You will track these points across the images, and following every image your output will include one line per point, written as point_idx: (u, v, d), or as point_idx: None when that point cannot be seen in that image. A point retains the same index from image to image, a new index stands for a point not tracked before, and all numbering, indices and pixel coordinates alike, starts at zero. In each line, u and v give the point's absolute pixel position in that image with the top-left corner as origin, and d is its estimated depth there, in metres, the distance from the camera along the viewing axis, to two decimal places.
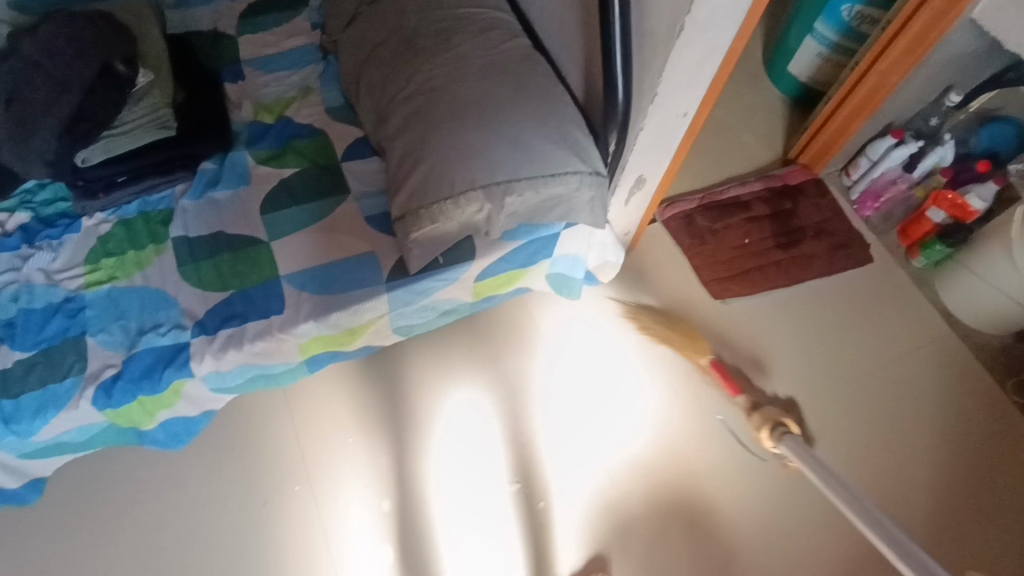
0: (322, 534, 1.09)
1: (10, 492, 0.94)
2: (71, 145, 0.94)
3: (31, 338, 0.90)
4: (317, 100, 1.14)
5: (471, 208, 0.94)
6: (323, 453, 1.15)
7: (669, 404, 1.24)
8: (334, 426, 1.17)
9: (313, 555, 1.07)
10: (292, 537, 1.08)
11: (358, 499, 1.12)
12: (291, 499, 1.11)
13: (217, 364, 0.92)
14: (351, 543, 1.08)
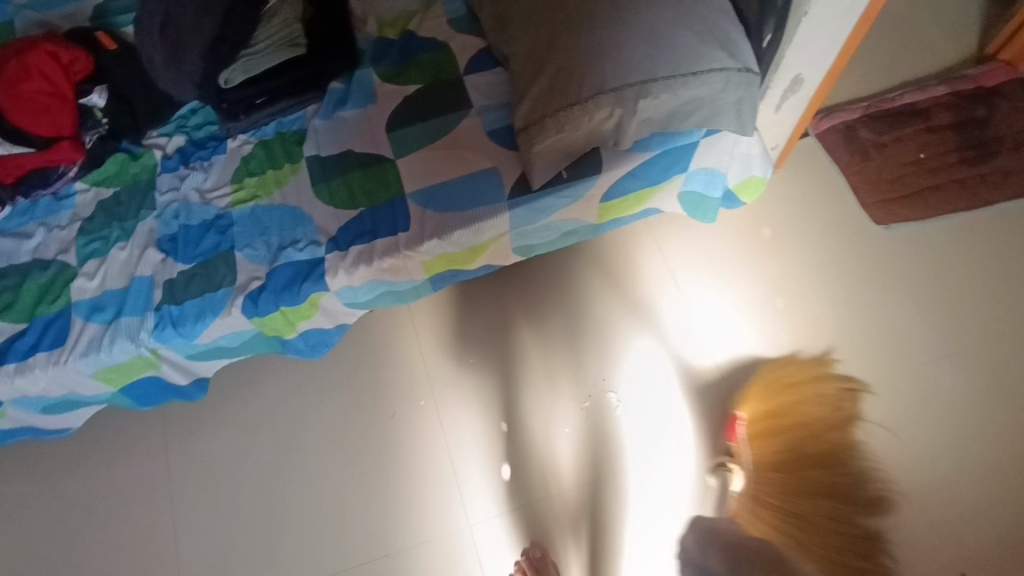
0: (444, 448, 1.12)
1: (182, 388, 1.05)
2: (216, 65, 0.99)
3: (191, 252, 0.98)
4: (439, 11, 1.10)
5: (601, 114, 0.86)
6: (445, 375, 1.17)
7: (811, 340, 1.12)
8: (455, 350, 1.19)
9: (436, 466, 1.11)
10: (417, 448, 1.12)
11: (477, 421, 1.13)
12: (415, 416, 1.15)
13: (349, 279, 0.94)
14: (471, 458, 1.10)
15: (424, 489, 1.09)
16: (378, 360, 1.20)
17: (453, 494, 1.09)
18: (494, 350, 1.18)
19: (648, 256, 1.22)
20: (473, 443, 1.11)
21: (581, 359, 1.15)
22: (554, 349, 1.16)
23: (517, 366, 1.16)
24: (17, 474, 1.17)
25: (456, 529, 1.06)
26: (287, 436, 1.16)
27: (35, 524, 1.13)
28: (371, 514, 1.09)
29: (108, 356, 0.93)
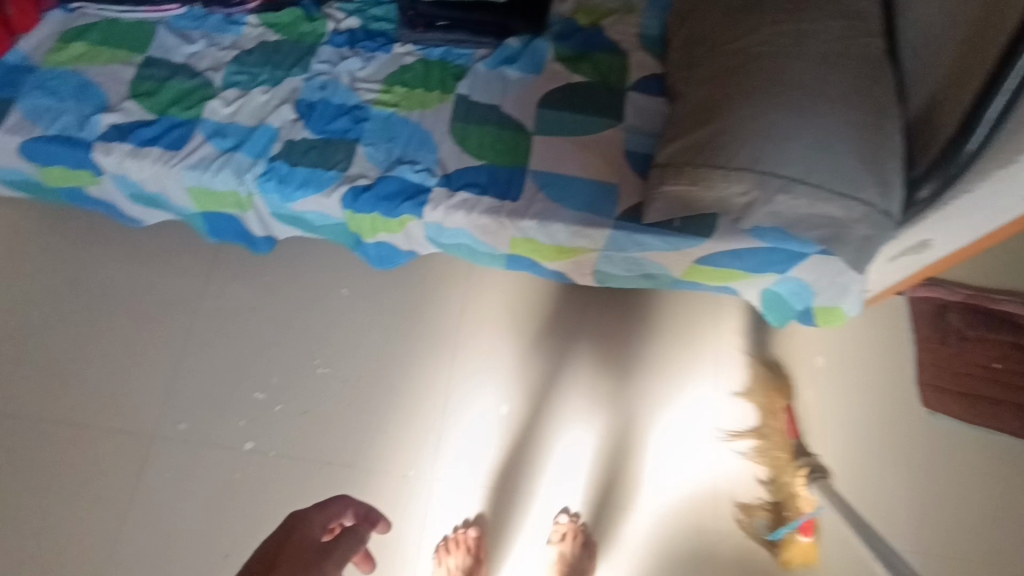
0: (443, 405, 1.18)
1: (252, 237, 1.11)
2: None
3: (320, 126, 1.03)
4: (634, 22, 1.12)
5: (738, 187, 0.87)
6: (476, 344, 1.23)
7: None
8: (496, 326, 1.24)
9: (428, 417, 1.17)
10: (420, 393, 1.19)
11: (483, 396, 1.19)
12: (433, 365, 1.21)
13: (443, 218, 0.98)
14: (460, 425, 1.16)
15: (411, 432, 1.16)
16: (424, 300, 1.26)
17: (434, 448, 1.15)
18: (530, 344, 1.23)
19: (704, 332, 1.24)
20: (471, 412, 1.17)
21: (601, 387, 1.19)
22: (581, 368, 1.21)
23: (542, 366, 1.21)
24: (82, 241, 1.28)
25: (421, 477, 1.13)
26: (316, 324, 1.24)
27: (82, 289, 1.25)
28: (354, 427, 1.17)
29: (210, 180, 0.98)
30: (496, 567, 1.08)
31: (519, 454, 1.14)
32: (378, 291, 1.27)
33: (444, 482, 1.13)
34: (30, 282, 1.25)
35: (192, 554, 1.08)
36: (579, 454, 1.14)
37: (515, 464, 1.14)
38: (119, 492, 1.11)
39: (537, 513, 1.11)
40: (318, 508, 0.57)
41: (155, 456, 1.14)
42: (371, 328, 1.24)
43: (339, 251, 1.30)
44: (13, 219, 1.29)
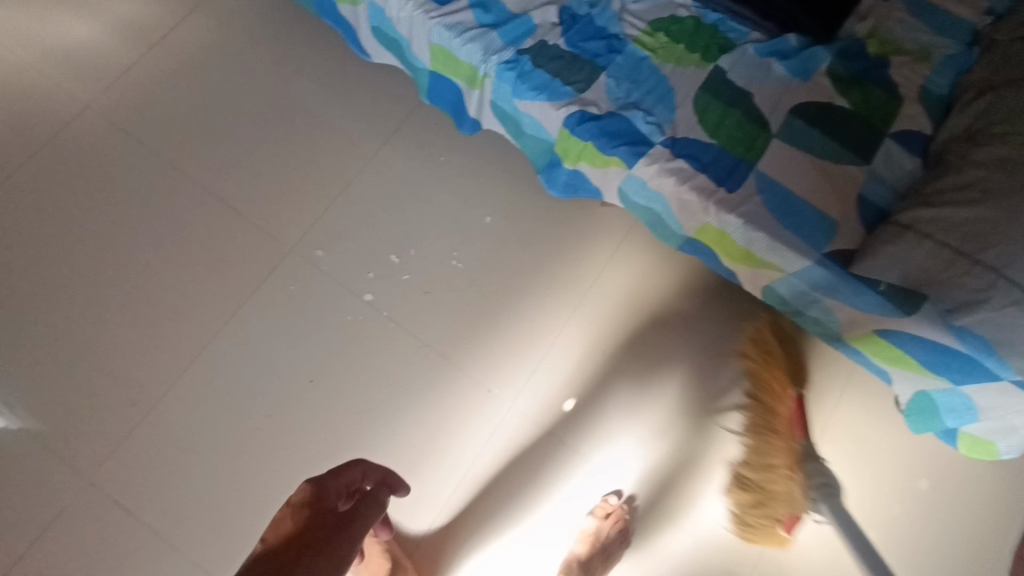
0: (529, 337, 1.21)
1: (463, 114, 1.12)
2: None
3: (575, 41, 1.01)
4: (925, 71, 1.02)
5: (971, 282, 0.81)
6: (597, 314, 1.24)
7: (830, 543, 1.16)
8: (624, 306, 1.24)
9: (512, 341, 1.21)
10: (514, 318, 1.22)
11: (585, 364, 1.21)
12: (552, 306, 1.23)
13: (652, 178, 0.95)
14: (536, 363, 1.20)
15: (509, 358, 1.20)
16: (570, 245, 1.27)
17: (524, 384, 1.19)
18: (646, 341, 1.23)
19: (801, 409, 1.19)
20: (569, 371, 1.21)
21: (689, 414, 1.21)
22: (681, 388, 1.21)
23: (648, 366, 1.22)
24: (301, 50, 1.34)
25: (501, 402, 1.18)
26: (467, 219, 1.26)
27: (284, 93, 1.31)
28: (463, 328, 1.21)
29: (457, 46, 0.99)
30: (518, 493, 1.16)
31: (593, 429, 1.19)
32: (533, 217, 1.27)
33: (518, 417, 1.18)
34: (244, 64, 1.32)
35: (285, 364, 1.16)
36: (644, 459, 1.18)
37: (586, 436, 1.18)
38: (245, 283, 1.20)
39: (580, 486, 1.16)
40: (335, 476, 0.65)
41: (286, 266, 1.21)
42: (512, 248, 1.25)
43: (515, 162, 1.30)
44: (254, 3, 1.37)
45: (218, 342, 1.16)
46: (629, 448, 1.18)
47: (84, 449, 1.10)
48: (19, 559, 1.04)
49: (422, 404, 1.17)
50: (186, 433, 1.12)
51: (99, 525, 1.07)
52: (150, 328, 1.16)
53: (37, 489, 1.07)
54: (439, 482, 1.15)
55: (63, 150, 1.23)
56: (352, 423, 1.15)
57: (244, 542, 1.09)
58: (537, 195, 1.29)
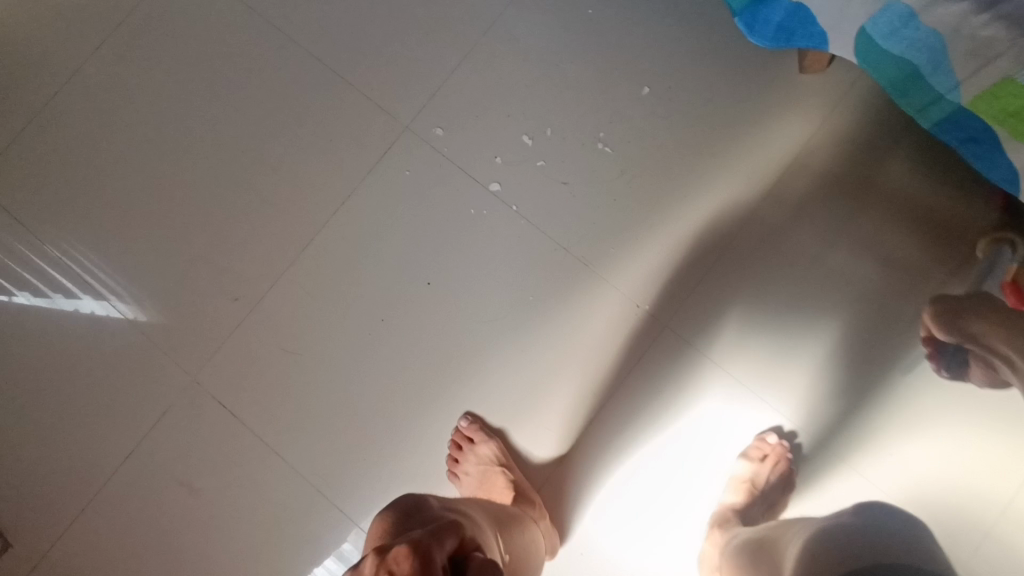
0: (681, 227, 0.98)
1: None
2: None
3: None
4: None
5: None
6: (777, 215, 0.97)
7: None
8: (809, 194, 0.97)
9: (659, 232, 0.98)
10: (662, 203, 0.98)
11: (758, 279, 0.96)
12: (713, 190, 0.98)
13: (928, 7, 0.64)
14: (689, 259, 0.97)
15: (660, 264, 0.97)
16: (749, 125, 0.98)
17: (677, 297, 0.97)
18: (842, 252, 0.95)
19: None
20: (740, 287, 0.96)
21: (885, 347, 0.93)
22: (881, 299, 0.94)
23: (840, 279, 0.95)
24: None
25: (650, 318, 0.97)
26: (616, 92, 1.00)
27: None
28: (606, 226, 0.98)
29: None
30: (659, 415, 0.95)
31: (762, 356, 0.95)
32: (703, 88, 0.99)
33: (670, 338, 0.96)
34: None
35: (398, 263, 1.00)
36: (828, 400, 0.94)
37: (752, 364, 0.95)
38: (353, 167, 1.02)
39: (740, 424, 0.94)
40: (436, 541, 0.55)
41: (399, 148, 1.02)
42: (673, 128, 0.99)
43: (681, 18, 1.01)
44: None
45: (324, 235, 1.01)
46: (807, 382, 0.94)
47: (188, 345, 1.01)
48: (128, 456, 0.99)
49: (549, 307, 0.97)
50: (291, 334, 1.00)
51: (205, 426, 0.99)
52: (252, 217, 1.03)
53: (144, 384, 1.00)
54: (566, 399, 0.96)
55: (154, 11, 1.09)
56: (473, 335, 0.98)
57: (353, 457, 0.97)
58: (708, 61, 0.99)
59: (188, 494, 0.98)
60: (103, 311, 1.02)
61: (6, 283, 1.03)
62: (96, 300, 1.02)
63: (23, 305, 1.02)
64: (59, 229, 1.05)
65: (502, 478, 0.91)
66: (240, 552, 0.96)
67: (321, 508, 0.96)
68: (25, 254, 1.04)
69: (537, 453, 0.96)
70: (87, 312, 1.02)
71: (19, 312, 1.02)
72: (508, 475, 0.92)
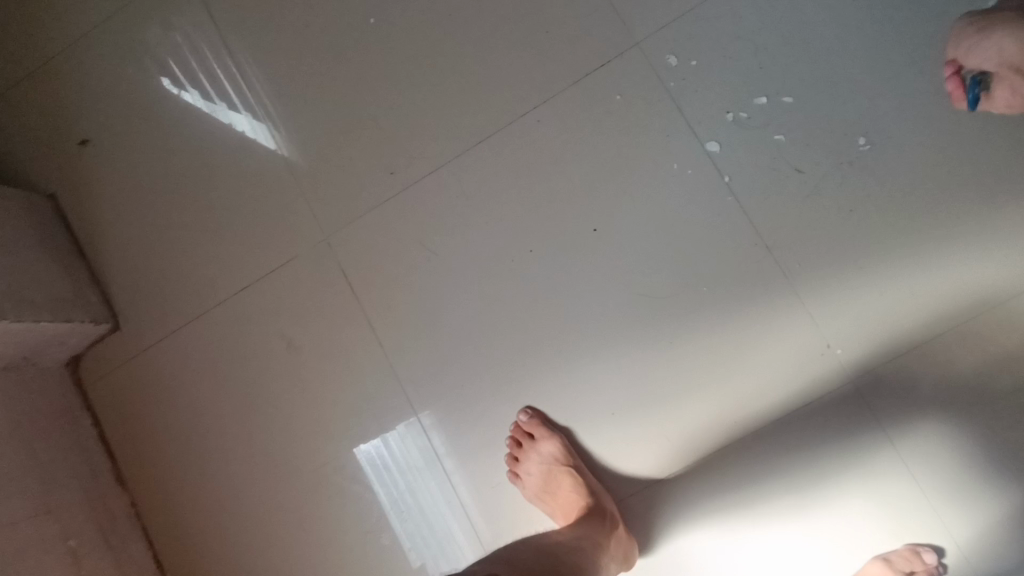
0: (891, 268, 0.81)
1: None
2: None
3: None
4: None
5: None
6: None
7: None
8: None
9: (869, 264, 0.81)
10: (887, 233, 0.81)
11: (974, 363, 0.79)
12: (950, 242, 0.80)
13: None
14: (887, 305, 0.81)
15: (880, 308, 0.80)
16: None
17: (881, 353, 0.80)
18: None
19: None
20: (952, 374, 0.79)
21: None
22: None
23: None
24: None
25: (836, 367, 0.81)
26: (899, 89, 0.82)
27: None
28: (823, 242, 0.82)
29: None
30: (788, 462, 0.81)
31: (938, 453, 0.79)
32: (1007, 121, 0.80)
33: (848, 397, 0.80)
34: None
35: (567, 195, 0.87)
36: (1009, 550, 0.76)
37: (914, 461, 0.79)
38: (560, 69, 0.89)
39: (891, 526, 0.79)
40: None
41: (618, 65, 0.87)
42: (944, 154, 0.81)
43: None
44: None
45: (503, 135, 0.90)
46: (992, 523, 0.77)
47: (329, 201, 0.95)
48: (242, 290, 0.97)
49: (711, 304, 0.84)
50: (431, 228, 0.91)
51: (320, 288, 0.94)
52: (434, 88, 0.93)
53: (277, 225, 0.97)
54: (688, 406, 0.84)
55: None
56: (622, 300, 0.85)
57: (452, 376, 0.89)
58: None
59: (284, 348, 0.95)
60: (252, 133, 0.98)
61: (182, 76, 1.01)
62: (250, 120, 0.99)
63: (188, 103, 1.01)
64: (245, 40, 1.00)
65: (566, 481, 0.83)
66: (313, 422, 0.94)
67: (402, 413, 0.91)
68: (207, 62, 1.01)
69: (626, 459, 0.85)
70: (240, 129, 0.99)
71: (184, 109, 1.01)
72: (577, 479, 0.82)
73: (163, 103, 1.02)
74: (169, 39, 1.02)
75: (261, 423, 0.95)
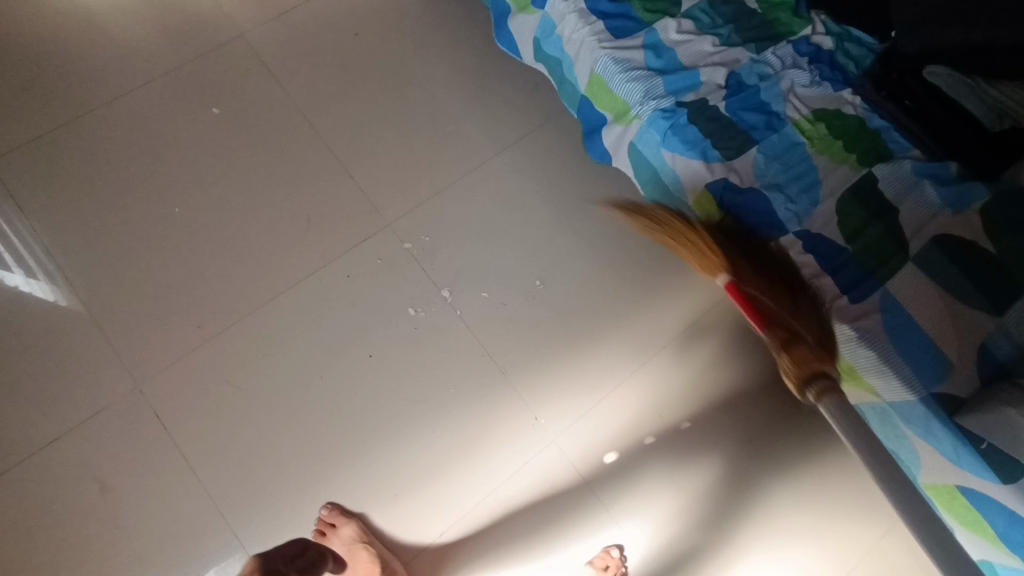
0: (568, 361, 1.21)
1: (595, 140, 1.06)
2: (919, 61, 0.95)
3: (738, 106, 0.95)
4: None
5: None
6: (661, 371, 1.23)
7: None
8: (664, 352, 1.24)
9: (552, 362, 1.21)
10: (562, 342, 1.22)
11: (624, 421, 1.20)
12: (600, 341, 1.23)
13: None
14: (568, 387, 1.20)
15: (575, 395, 1.20)
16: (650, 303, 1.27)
17: (583, 430, 1.18)
18: (689, 410, 1.21)
19: (822, 507, 1.19)
20: (613, 426, 1.19)
21: (726, 503, 1.17)
22: (714, 454, 1.19)
23: (682, 433, 1.20)
24: (445, 48, 1.38)
25: (544, 434, 1.17)
26: (558, 246, 1.27)
27: (418, 82, 1.34)
28: (530, 349, 1.21)
29: (617, 81, 0.96)
30: (522, 509, 1.14)
31: (618, 482, 1.16)
32: (621, 261, 1.28)
33: (556, 455, 1.17)
34: (388, 43, 1.36)
35: (349, 331, 1.17)
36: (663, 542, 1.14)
37: (603, 491, 1.16)
38: (334, 245, 1.21)
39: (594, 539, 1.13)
40: None
41: (376, 241, 1.23)
42: (592, 286, 1.26)
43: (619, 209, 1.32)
44: None
45: (296, 291, 1.18)
46: (654, 524, 1.15)
47: (141, 355, 1.12)
48: (50, 444, 1.06)
49: (458, 405, 1.17)
50: (238, 369, 1.13)
51: (133, 433, 1.08)
52: (234, 261, 1.18)
53: (86, 381, 1.10)
54: (449, 483, 1.13)
55: (200, 76, 1.29)
56: (394, 408, 1.15)
57: (262, 489, 1.09)
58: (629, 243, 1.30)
59: (97, 491, 1.05)
60: (26, 287, 1.13)
61: None
62: (23, 276, 1.13)
63: None
64: (54, 225, 1.17)
65: (364, 554, 1.04)
66: (130, 556, 1.03)
67: (217, 532, 1.06)
68: None
69: (408, 533, 1.10)
70: (11, 284, 1.13)
71: None
72: (371, 550, 1.05)
73: None
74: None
75: (72, 568, 1.02)
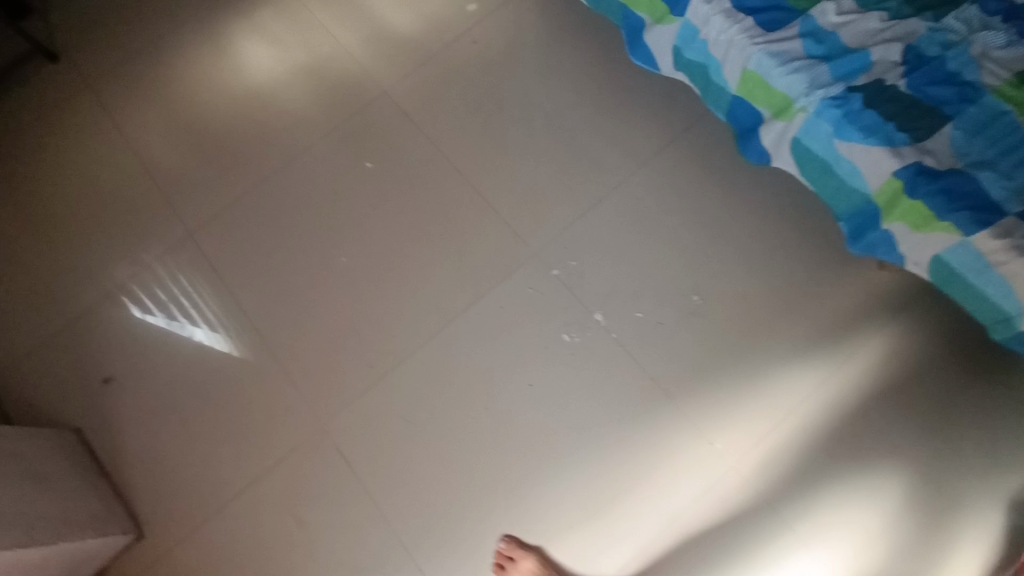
0: (737, 378, 1.14)
1: (752, 141, 1.01)
2: None
3: (922, 82, 0.86)
4: None
5: None
6: (844, 383, 1.12)
7: None
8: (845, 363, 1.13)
9: (720, 380, 1.14)
10: (728, 359, 1.15)
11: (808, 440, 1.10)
12: (771, 355, 1.14)
13: (993, 254, 0.78)
14: (740, 406, 1.12)
15: (750, 415, 1.11)
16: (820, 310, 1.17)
17: (764, 455, 1.09)
18: (880, 425, 1.10)
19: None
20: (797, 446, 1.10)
21: (937, 530, 1.05)
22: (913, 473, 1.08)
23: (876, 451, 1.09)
24: (572, 74, 1.39)
25: (721, 459, 1.10)
26: (711, 259, 1.21)
27: (548, 111, 1.36)
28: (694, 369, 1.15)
29: (777, 76, 0.90)
30: (706, 541, 1.06)
31: (809, 510, 1.06)
32: (783, 268, 1.20)
33: (736, 480, 1.08)
34: (516, 78, 1.40)
35: (507, 362, 1.18)
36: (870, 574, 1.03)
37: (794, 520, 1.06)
38: (484, 278, 1.24)
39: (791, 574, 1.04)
40: None
41: (524, 271, 1.24)
42: (754, 298, 1.18)
43: (773, 215, 1.24)
44: (537, 29, 1.45)
45: (454, 326, 1.22)
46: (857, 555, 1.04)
47: (323, 396, 1.21)
48: (252, 482, 1.17)
49: (624, 430, 1.13)
50: (409, 405, 1.18)
51: (321, 469, 1.16)
52: (394, 302, 1.25)
53: (278, 423, 1.20)
54: (623, 513, 1.09)
55: (352, 135, 1.40)
56: (559, 437, 1.13)
57: (440, 521, 1.11)
58: (789, 249, 1.21)
59: (295, 526, 1.13)
60: (209, 341, 1.26)
61: (148, 302, 1.30)
62: (206, 330, 1.27)
63: (152, 323, 1.28)
64: (242, 283, 1.30)
65: None
66: None
67: (403, 563, 1.10)
68: (168, 292, 1.31)
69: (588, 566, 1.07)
70: (197, 339, 1.27)
71: (147, 328, 1.28)
72: None
73: (173, 338, 1.27)
74: (140, 275, 1.33)
75: None
